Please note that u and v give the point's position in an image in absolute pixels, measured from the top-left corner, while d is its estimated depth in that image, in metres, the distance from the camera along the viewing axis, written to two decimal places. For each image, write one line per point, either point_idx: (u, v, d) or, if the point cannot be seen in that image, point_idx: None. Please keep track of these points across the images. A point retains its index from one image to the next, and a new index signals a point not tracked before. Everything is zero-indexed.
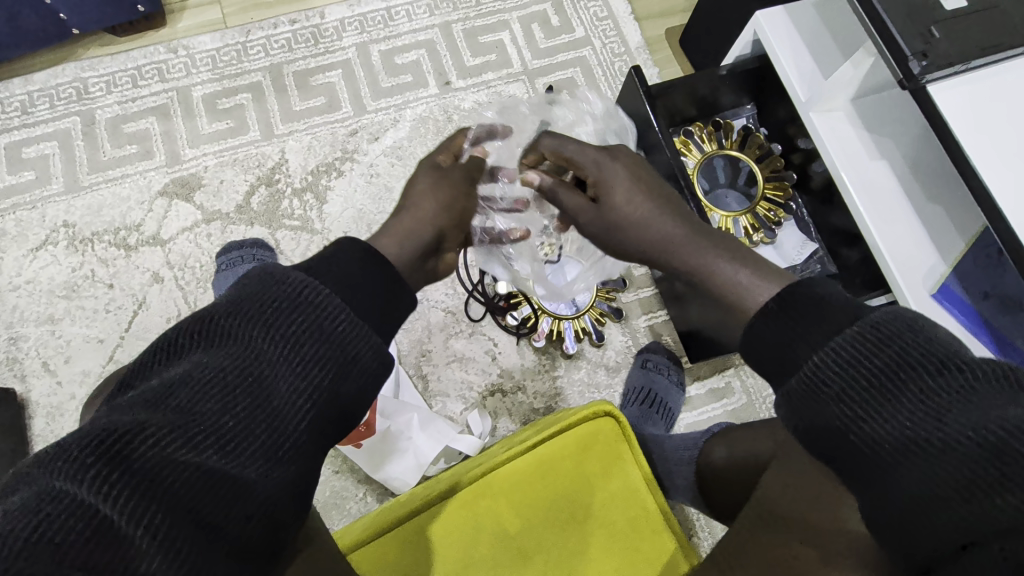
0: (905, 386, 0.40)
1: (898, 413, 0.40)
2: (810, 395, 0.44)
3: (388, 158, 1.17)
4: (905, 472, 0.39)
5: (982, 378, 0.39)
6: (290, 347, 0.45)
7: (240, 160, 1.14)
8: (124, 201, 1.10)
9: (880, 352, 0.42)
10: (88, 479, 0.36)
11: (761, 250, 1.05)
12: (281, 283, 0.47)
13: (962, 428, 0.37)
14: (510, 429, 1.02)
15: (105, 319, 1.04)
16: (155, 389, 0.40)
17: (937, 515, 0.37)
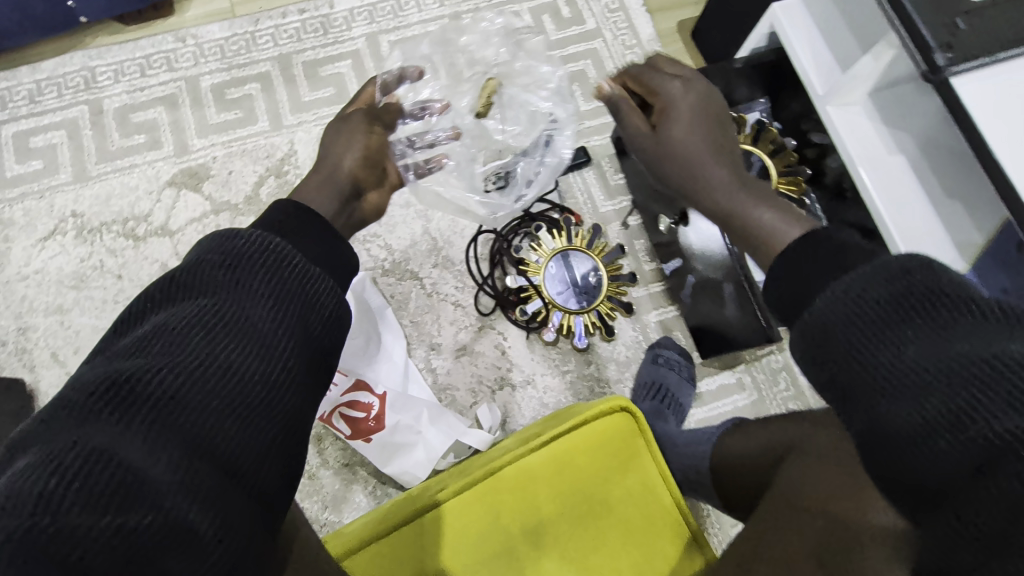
0: (911, 327, 0.38)
1: (906, 350, 0.38)
2: (820, 353, 0.43)
3: None
4: (904, 412, 0.37)
5: (987, 315, 0.36)
6: (257, 289, 0.44)
7: (249, 150, 1.13)
8: (133, 191, 1.10)
9: (875, 300, 0.41)
10: (84, 427, 0.35)
11: None
12: (236, 233, 0.46)
13: (963, 361, 0.35)
14: (519, 423, 1.02)
15: (114, 309, 1.04)
16: (131, 345, 0.40)
17: (948, 465, 0.34)
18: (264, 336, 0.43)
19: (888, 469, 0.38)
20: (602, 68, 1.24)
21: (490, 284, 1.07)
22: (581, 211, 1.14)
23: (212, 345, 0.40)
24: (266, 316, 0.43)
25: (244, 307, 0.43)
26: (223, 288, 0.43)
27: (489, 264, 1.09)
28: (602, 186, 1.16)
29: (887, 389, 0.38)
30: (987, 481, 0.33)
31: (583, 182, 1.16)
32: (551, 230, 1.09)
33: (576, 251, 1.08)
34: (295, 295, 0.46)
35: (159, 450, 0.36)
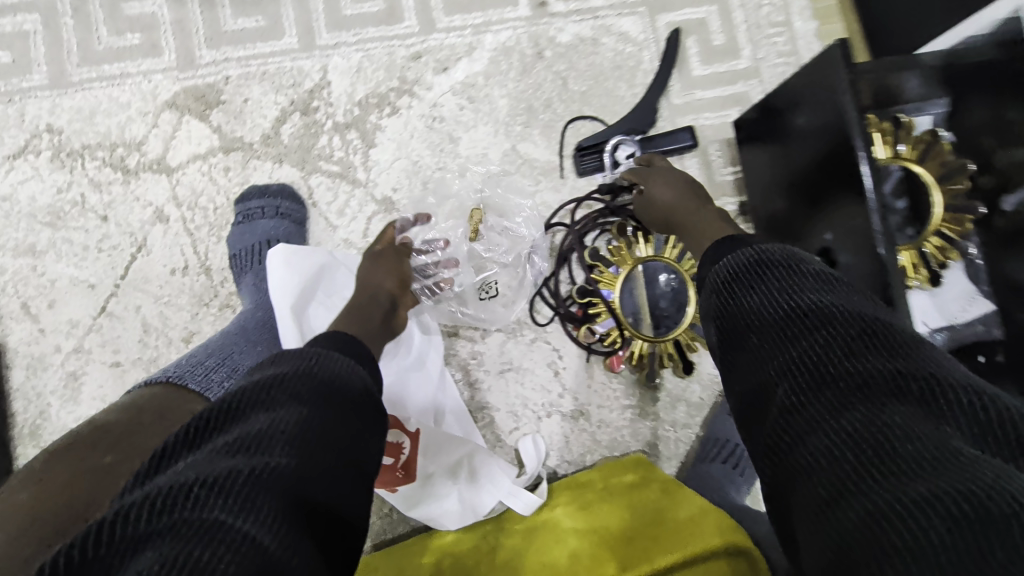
0: (763, 280, 0.51)
1: (756, 298, 0.51)
2: (724, 327, 0.52)
3: (456, 98, 0.91)
4: (758, 340, 0.48)
5: (818, 278, 0.50)
6: (329, 385, 0.46)
7: (270, 74, 0.89)
8: (123, 108, 0.87)
9: (760, 269, 0.53)
10: (191, 515, 0.35)
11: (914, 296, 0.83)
12: (301, 354, 0.49)
13: (797, 300, 0.48)
14: (563, 460, 0.87)
15: (97, 259, 0.85)
16: (226, 446, 0.40)
17: (828, 407, 0.41)
18: (333, 421, 0.44)
19: (773, 425, 0.44)
20: (728, 20, 0.95)
21: (552, 290, 0.88)
22: None
23: (303, 447, 0.41)
24: (344, 421, 0.45)
25: (326, 414, 0.44)
26: (301, 403, 0.44)
27: (554, 263, 0.89)
28: (705, 181, 0.93)
29: (769, 338, 0.47)
30: (866, 419, 0.39)
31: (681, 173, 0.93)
32: (636, 231, 0.87)
33: (663, 264, 0.85)
34: (363, 398, 0.48)
35: (268, 527, 0.36)
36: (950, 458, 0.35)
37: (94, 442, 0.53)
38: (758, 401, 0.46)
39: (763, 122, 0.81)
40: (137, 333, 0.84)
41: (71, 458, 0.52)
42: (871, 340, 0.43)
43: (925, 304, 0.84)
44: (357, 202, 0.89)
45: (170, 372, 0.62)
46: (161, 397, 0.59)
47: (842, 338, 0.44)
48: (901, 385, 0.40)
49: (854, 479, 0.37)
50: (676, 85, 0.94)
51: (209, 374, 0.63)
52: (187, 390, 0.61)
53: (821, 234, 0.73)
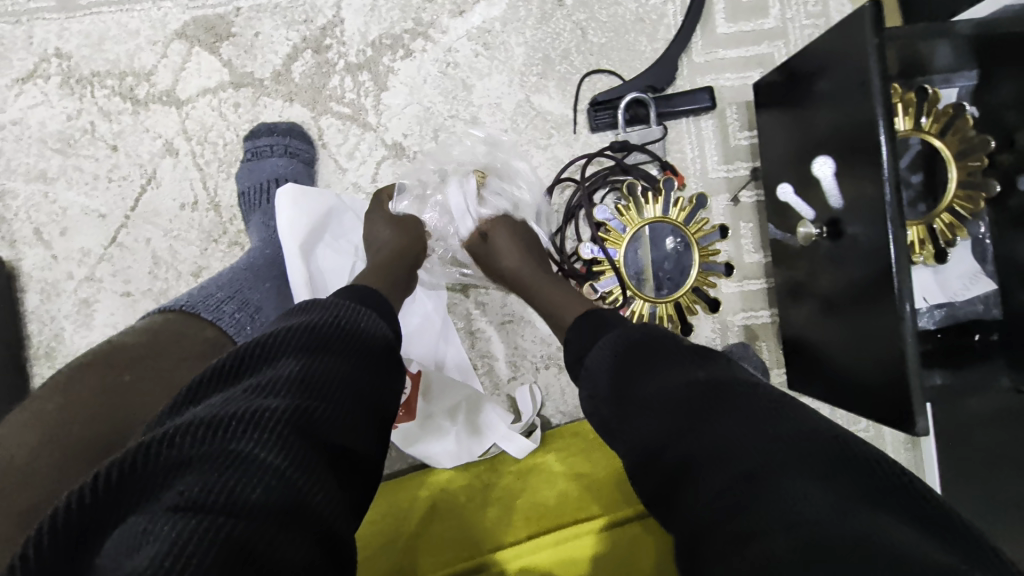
0: (637, 364, 0.51)
1: (632, 387, 0.50)
2: (616, 410, 0.51)
3: (472, 44, 0.89)
4: (644, 418, 0.48)
5: (683, 354, 0.51)
6: (343, 336, 0.47)
7: (283, 8, 0.87)
8: (132, 35, 0.86)
9: (651, 349, 0.52)
10: (225, 446, 0.36)
11: (919, 273, 0.83)
12: (327, 305, 0.49)
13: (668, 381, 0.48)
14: (558, 411, 0.89)
15: (108, 189, 0.86)
16: (253, 388, 0.41)
17: (725, 474, 0.41)
18: (344, 372, 0.45)
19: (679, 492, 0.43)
20: None
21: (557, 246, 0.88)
22: (685, 170, 0.92)
23: (325, 395, 0.42)
24: (362, 371, 0.46)
25: (347, 363, 0.45)
26: (330, 351, 0.45)
27: (561, 220, 0.89)
28: (719, 144, 0.92)
29: (666, 411, 0.46)
30: (761, 485, 0.39)
31: (696, 134, 0.92)
32: (645, 191, 0.86)
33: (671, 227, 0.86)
34: (378, 356, 0.49)
35: (295, 464, 0.37)
36: (806, 524, 0.36)
37: (112, 360, 0.56)
38: (666, 482, 0.45)
39: (785, 85, 0.79)
40: (148, 265, 0.86)
41: (93, 375, 0.54)
42: (765, 410, 0.43)
43: (928, 282, 0.83)
44: (367, 146, 0.88)
45: (184, 301, 0.63)
46: (176, 324, 0.60)
47: (736, 407, 0.44)
48: (794, 448, 0.40)
49: (755, 532, 0.37)
50: (699, 43, 0.92)
51: (221, 306, 0.64)
52: (199, 319, 0.62)
53: (830, 204, 0.72)
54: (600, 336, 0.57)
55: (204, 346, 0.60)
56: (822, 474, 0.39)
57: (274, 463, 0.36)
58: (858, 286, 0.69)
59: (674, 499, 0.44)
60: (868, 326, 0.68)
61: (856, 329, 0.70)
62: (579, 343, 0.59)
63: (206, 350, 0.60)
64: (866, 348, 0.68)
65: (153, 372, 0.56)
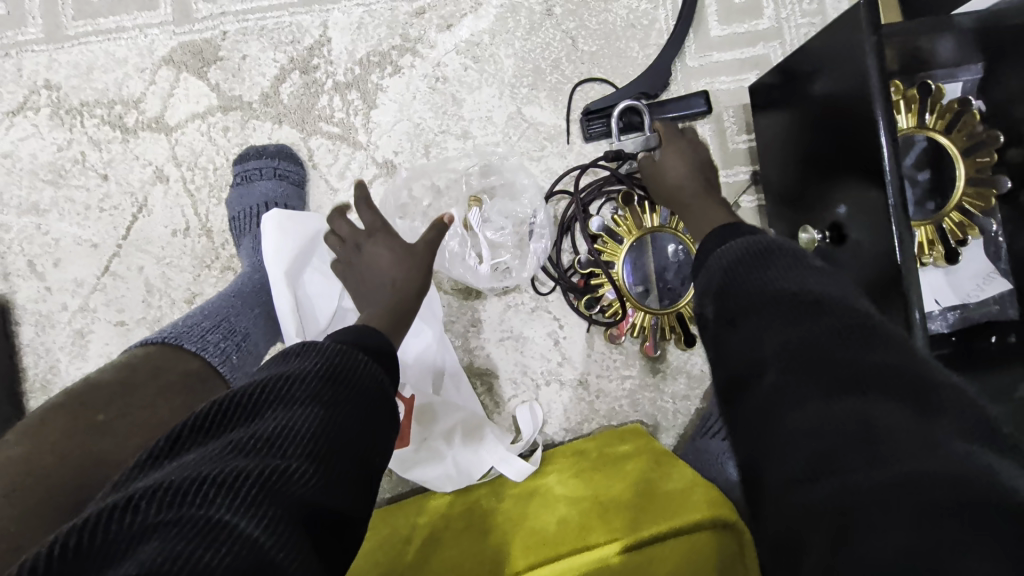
0: (775, 266, 0.46)
1: (755, 284, 0.45)
2: (720, 310, 0.47)
3: (460, 58, 0.88)
4: (757, 324, 0.43)
5: (816, 274, 0.45)
6: (335, 382, 0.45)
7: (269, 30, 0.86)
8: (120, 64, 0.86)
9: (764, 252, 0.48)
10: (195, 509, 0.34)
11: (928, 274, 0.80)
12: (325, 351, 0.47)
13: (798, 290, 0.43)
14: (561, 428, 0.87)
15: (99, 218, 0.85)
16: (233, 444, 0.39)
17: (813, 393, 0.37)
18: (331, 422, 0.42)
19: (763, 409, 0.40)
20: None
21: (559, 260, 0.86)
22: None
23: (307, 452, 0.40)
24: (356, 423, 0.44)
25: (338, 414, 0.43)
26: (320, 403, 0.43)
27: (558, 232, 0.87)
28: (718, 148, 0.90)
29: (763, 321, 0.43)
30: (851, 410, 0.36)
31: None
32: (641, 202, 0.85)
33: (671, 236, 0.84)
34: (374, 405, 0.46)
35: (265, 530, 0.35)
36: (917, 470, 0.31)
37: (88, 400, 0.54)
38: (757, 401, 0.41)
39: (783, 86, 0.77)
40: (141, 293, 0.85)
41: (69, 416, 0.53)
42: (872, 343, 0.39)
43: (938, 282, 0.80)
44: (358, 165, 0.87)
45: (166, 333, 0.62)
46: (157, 357, 0.59)
47: (842, 328, 0.40)
48: (901, 381, 0.36)
49: (832, 458, 0.34)
50: (692, 47, 0.90)
51: (205, 336, 0.63)
52: (182, 350, 0.61)
53: (833, 209, 0.70)
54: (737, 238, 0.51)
55: (186, 378, 0.59)
56: (927, 414, 0.35)
57: (242, 530, 0.34)
58: (866, 293, 0.66)
59: (756, 416, 0.40)
60: None
61: None
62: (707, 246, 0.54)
63: (188, 385, 0.58)
64: None
65: (132, 412, 0.55)
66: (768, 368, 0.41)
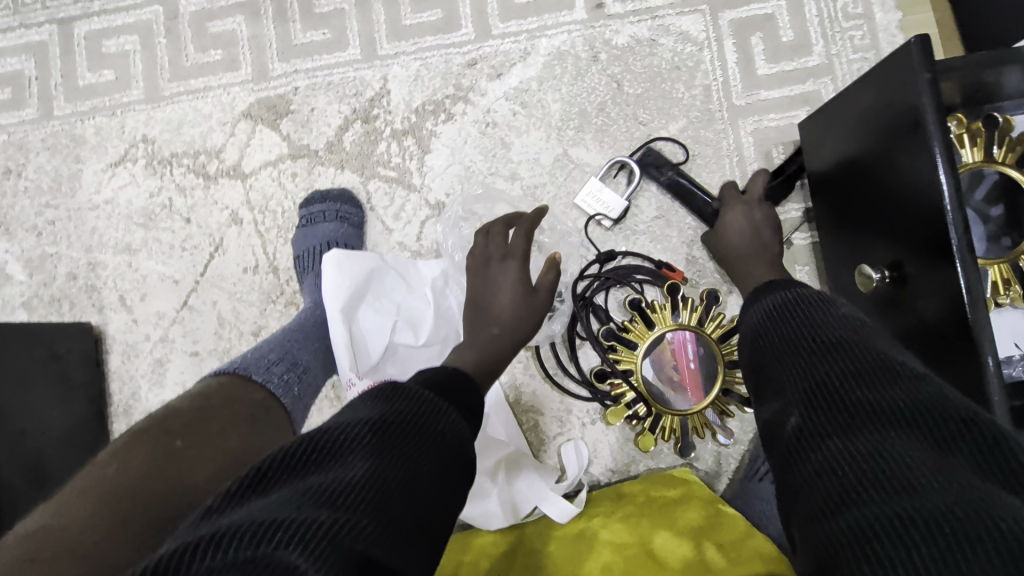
0: (800, 310, 0.50)
1: (786, 327, 0.50)
2: (752, 355, 0.52)
3: (510, 104, 0.92)
4: (783, 362, 0.47)
5: (842, 309, 0.49)
6: (416, 441, 0.46)
7: (335, 84, 0.94)
8: (206, 119, 0.95)
9: (807, 304, 0.51)
10: (269, 553, 0.35)
11: (1005, 316, 0.75)
12: (411, 397, 0.49)
13: (821, 328, 0.47)
14: (607, 469, 0.85)
15: (181, 257, 0.94)
16: (313, 490, 0.40)
17: (837, 430, 0.40)
18: (405, 471, 0.44)
19: (783, 444, 0.43)
20: (799, 15, 0.90)
21: (583, 377, 0.85)
22: None
23: (383, 507, 0.41)
24: (429, 479, 0.45)
25: (412, 466, 0.44)
26: (399, 455, 0.44)
27: (586, 284, 0.87)
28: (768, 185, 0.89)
29: (795, 368, 0.46)
30: (869, 445, 0.38)
31: (741, 178, 0.89)
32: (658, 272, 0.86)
33: (689, 332, 0.84)
34: (446, 464, 0.47)
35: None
36: (934, 503, 0.33)
37: (166, 425, 0.58)
38: (779, 437, 0.44)
39: (831, 124, 0.76)
40: (213, 326, 0.92)
41: (146, 442, 0.56)
42: (912, 384, 0.40)
43: (1017, 325, 0.75)
44: (412, 207, 0.92)
45: (237, 363, 0.67)
46: (228, 386, 0.63)
47: (879, 373, 0.42)
48: (930, 426, 0.38)
49: (849, 496, 0.37)
50: (739, 86, 0.90)
51: (270, 368, 0.68)
52: (250, 380, 0.65)
53: (893, 248, 0.67)
54: (768, 286, 0.57)
55: (252, 408, 0.63)
56: (946, 447, 0.37)
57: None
58: (933, 331, 0.63)
59: (782, 447, 0.44)
60: (955, 380, 0.61)
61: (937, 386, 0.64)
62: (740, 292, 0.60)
63: (253, 414, 0.62)
64: None
65: (203, 438, 0.58)
66: (791, 408, 0.44)
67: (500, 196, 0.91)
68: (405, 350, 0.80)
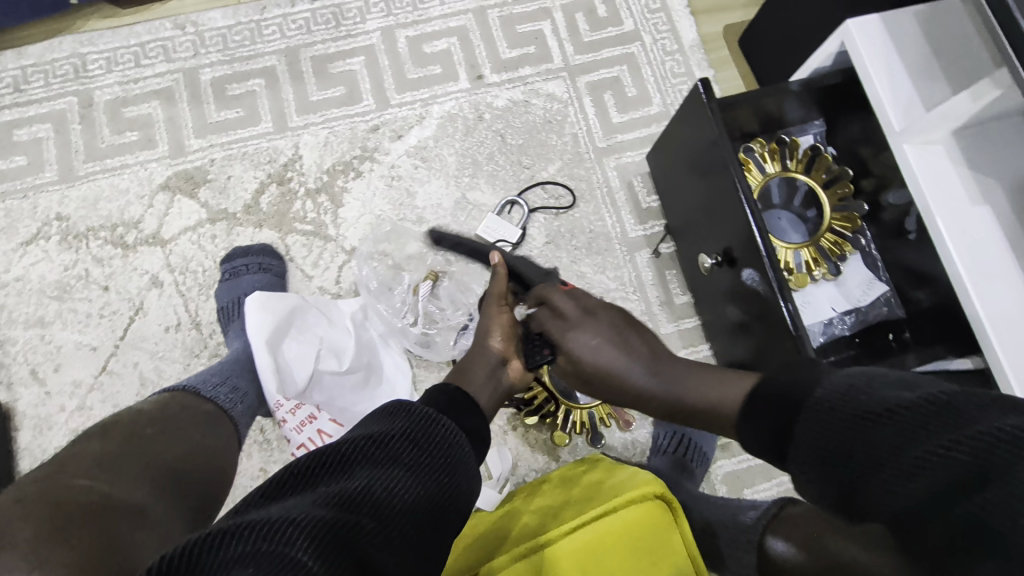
0: (874, 416, 0.41)
1: (866, 440, 0.40)
2: (814, 472, 0.44)
3: (411, 160, 1.06)
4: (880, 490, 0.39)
5: (924, 403, 0.39)
6: (412, 472, 0.49)
7: (250, 154, 1.04)
8: (123, 193, 1.01)
9: (848, 398, 0.43)
10: (279, 546, 0.39)
11: (822, 288, 0.94)
12: (413, 416, 0.54)
13: (924, 447, 0.37)
14: (532, 469, 0.93)
15: (99, 324, 0.96)
16: (324, 494, 0.44)
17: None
18: (401, 500, 0.46)
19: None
20: (638, 75, 1.13)
21: None
22: (609, 235, 1.05)
23: (382, 513, 0.45)
24: (430, 492, 0.49)
25: (413, 479, 0.49)
26: (397, 467, 0.49)
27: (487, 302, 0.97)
28: (633, 208, 1.07)
29: (843, 491, 0.42)
30: None
31: (612, 204, 1.07)
32: None
33: None
34: (442, 472, 0.51)
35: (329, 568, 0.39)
36: None
37: (136, 418, 0.67)
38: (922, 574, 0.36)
39: (665, 152, 0.96)
40: (135, 387, 0.93)
41: (125, 426, 0.65)
42: (970, 490, 0.34)
43: (832, 293, 0.95)
44: (329, 255, 1.01)
45: (185, 382, 0.75)
46: (184, 399, 0.73)
47: (922, 483, 0.37)
48: (969, 534, 0.33)
49: None
50: (600, 132, 1.10)
51: (217, 388, 0.77)
52: (200, 396, 0.74)
53: (721, 239, 0.85)
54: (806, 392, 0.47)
55: (206, 416, 0.72)
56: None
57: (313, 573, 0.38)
58: (757, 297, 0.80)
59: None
60: (775, 330, 0.78)
61: (767, 339, 0.81)
62: (762, 411, 0.50)
63: (207, 419, 0.72)
64: (776, 346, 0.79)
65: (170, 431, 0.67)
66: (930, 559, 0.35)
67: (410, 237, 1.02)
68: (330, 378, 0.90)
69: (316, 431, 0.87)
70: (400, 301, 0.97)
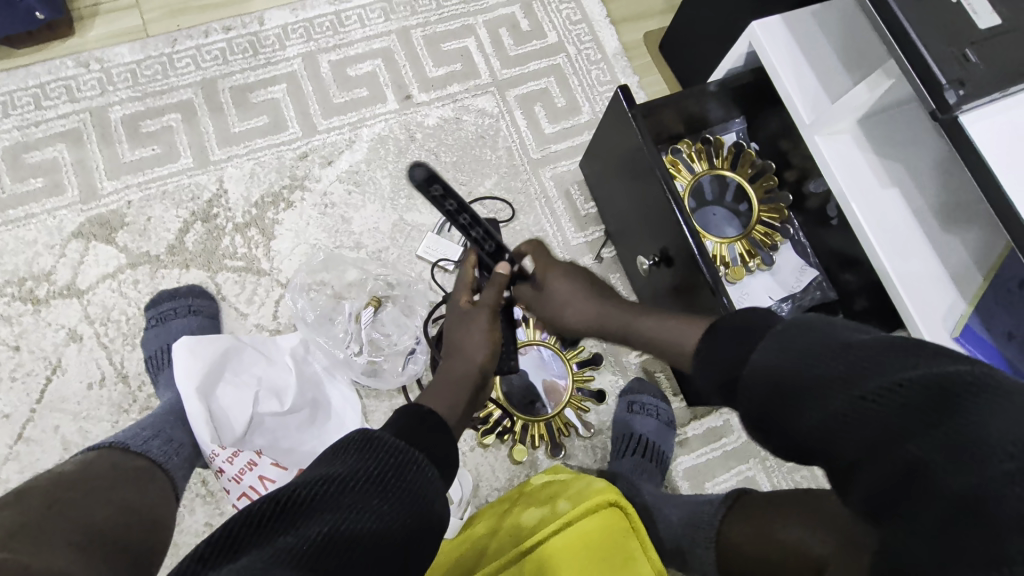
0: (826, 359, 0.43)
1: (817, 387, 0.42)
2: (772, 421, 0.45)
3: (344, 185, 1.04)
4: (835, 434, 0.40)
5: (876, 348, 0.41)
6: (376, 513, 0.46)
7: (170, 192, 0.99)
8: (29, 245, 0.94)
9: (809, 345, 0.45)
10: None
11: (758, 279, 0.98)
12: (379, 448, 0.50)
13: (871, 388, 0.39)
14: (494, 489, 0.91)
15: (10, 388, 0.88)
16: (280, 553, 0.41)
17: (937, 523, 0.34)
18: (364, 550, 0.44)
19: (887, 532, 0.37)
20: (566, 85, 1.15)
21: None
22: (551, 245, 1.05)
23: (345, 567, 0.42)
24: (396, 533, 0.46)
25: (377, 525, 0.46)
26: (360, 507, 0.46)
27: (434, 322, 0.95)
28: (572, 216, 1.08)
29: (796, 435, 0.44)
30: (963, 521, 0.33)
31: (551, 214, 1.07)
32: None
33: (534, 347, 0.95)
34: (411, 507, 0.48)
35: None
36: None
37: (57, 483, 0.60)
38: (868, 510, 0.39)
39: (597, 158, 0.98)
40: (58, 452, 0.86)
41: (43, 492, 0.58)
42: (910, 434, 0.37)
43: (768, 283, 0.98)
44: (264, 290, 0.97)
45: (110, 439, 0.70)
46: (111, 455, 0.68)
47: (874, 425, 0.38)
48: (917, 470, 0.36)
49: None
50: (533, 144, 1.11)
51: (148, 441, 0.72)
52: (129, 452, 0.70)
53: (655, 240, 0.87)
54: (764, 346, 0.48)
55: (137, 471, 0.68)
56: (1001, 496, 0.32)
57: None
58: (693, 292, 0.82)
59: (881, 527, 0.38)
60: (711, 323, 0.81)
61: None
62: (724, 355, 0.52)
63: (139, 475, 0.68)
64: None
65: (97, 494, 0.61)
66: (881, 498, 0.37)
67: (348, 264, 0.99)
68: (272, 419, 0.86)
69: (257, 477, 0.82)
70: (343, 331, 0.93)
